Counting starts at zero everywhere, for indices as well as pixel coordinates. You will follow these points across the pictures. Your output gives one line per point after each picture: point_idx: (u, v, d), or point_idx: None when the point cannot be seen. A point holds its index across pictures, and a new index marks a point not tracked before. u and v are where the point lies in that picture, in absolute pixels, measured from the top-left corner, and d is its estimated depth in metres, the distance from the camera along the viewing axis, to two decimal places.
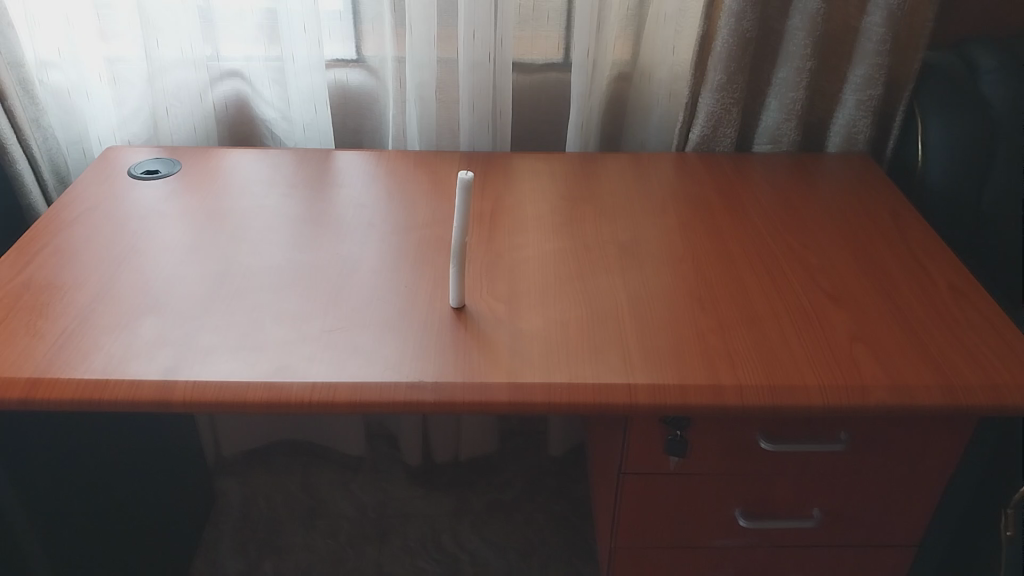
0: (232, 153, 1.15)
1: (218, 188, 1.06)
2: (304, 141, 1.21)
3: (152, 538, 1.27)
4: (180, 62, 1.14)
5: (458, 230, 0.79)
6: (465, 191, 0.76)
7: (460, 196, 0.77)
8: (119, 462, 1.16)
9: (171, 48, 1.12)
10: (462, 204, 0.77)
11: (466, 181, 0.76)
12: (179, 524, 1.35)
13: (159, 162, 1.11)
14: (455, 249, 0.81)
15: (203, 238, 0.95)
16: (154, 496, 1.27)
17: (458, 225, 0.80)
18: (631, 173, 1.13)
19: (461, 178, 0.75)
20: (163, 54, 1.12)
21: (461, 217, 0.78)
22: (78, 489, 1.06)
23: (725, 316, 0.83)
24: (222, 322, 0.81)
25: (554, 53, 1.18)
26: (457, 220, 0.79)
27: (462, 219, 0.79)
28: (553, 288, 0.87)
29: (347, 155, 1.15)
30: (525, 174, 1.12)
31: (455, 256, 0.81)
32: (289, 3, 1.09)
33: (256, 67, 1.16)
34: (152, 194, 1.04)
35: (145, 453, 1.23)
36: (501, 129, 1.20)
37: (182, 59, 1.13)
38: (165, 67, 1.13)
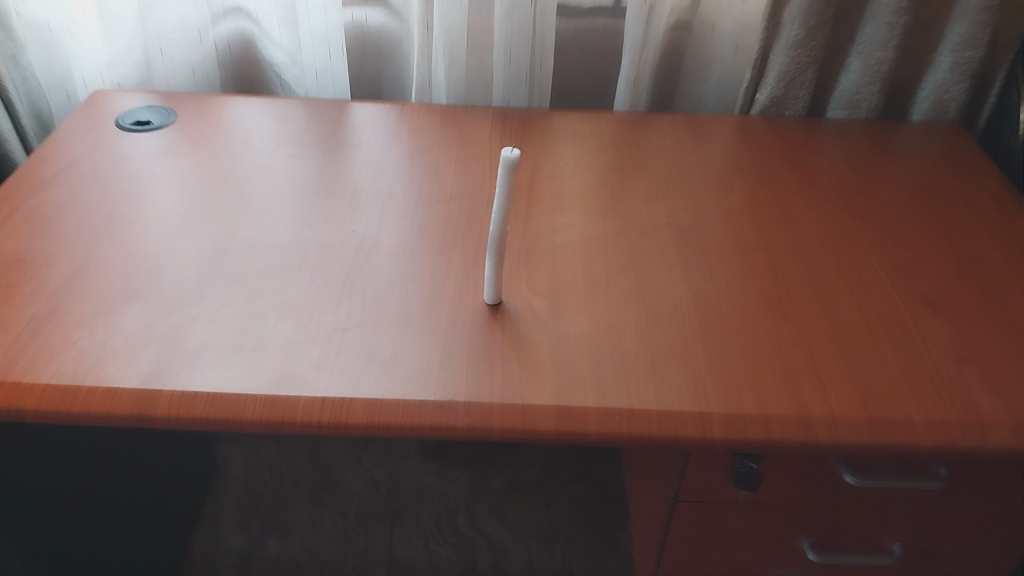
0: (235, 101, 1.02)
1: (219, 145, 0.93)
2: (317, 90, 1.07)
3: (157, 538, 1.20)
4: None
5: (498, 217, 0.66)
6: (509, 170, 0.62)
7: (500, 177, 0.63)
8: (133, 460, 1.13)
9: None
10: (504, 186, 0.64)
11: (508, 160, 0.61)
12: (180, 508, 1.27)
13: (151, 112, 0.97)
14: (492, 237, 0.68)
15: (199, 205, 0.83)
16: (163, 498, 1.22)
17: (496, 209, 0.66)
18: (689, 138, 0.99)
19: (506, 156, 0.61)
20: None
21: (500, 201, 0.65)
22: (57, 488, 0.95)
23: (808, 323, 0.71)
24: (217, 314, 0.69)
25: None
26: (496, 205, 0.65)
27: (502, 203, 0.65)
28: (605, 281, 0.74)
29: (365, 108, 1.01)
30: (568, 137, 0.98)
31: (491, 244, 0.68)
32: None
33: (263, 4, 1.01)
34: (143, 149, 0.91)
35: (162, 459, 1.21)
36: (540, 85, 1.05)
37: None
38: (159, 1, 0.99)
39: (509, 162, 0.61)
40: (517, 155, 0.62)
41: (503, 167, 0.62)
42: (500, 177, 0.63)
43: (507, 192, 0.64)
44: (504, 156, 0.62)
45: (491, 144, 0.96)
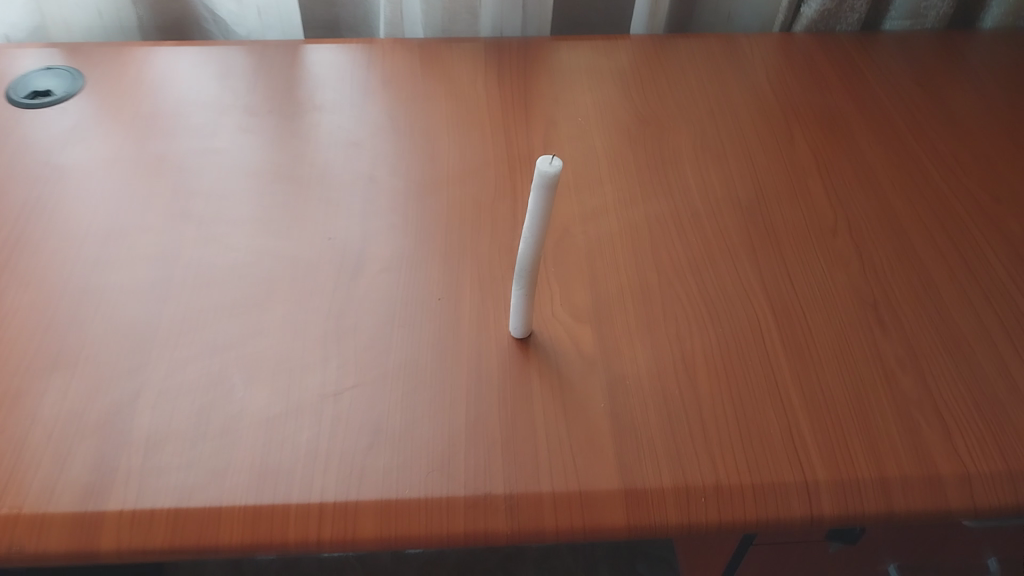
0: (160, 52, 0.80)
1: (143, 117, 0.73)
2: (261, 28, 0.86)
3: None
4: None
5: (532, 241, 0.49)
6: (547, 187, 0.45)
7: (532, 195, 0.47)
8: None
9: None
10: (538, 207, 0.47)
11: (544, 175, 0.45)
12: None
13: (53, 76, 0.77)
14: (521, 261, 0.51)
15: (126, 212, 0.64)
16: None
17: (526, 232, 0.49)
18: (728, 71, 0.81)
19: (546, 166, 0.45)
20: None
21: (531, 224, 0.48)
22: None
23: (915, 332, 0.56)
24: (165, 386, 0.53)
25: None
26: (526, 228, 0.48)
27: (534, 224, 0.48)
28: (654, 292, 0.59)
29: (326, 50, 0.81)
30: (582, 79, 0.79)
31: (518, 271, 0.52)
32: None
33: None
34: (46, 133, 0.71)
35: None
36: (539, 10, 0.85)
37: None
38: None
39: (545, 179, 0.45)
40: (558, 166, 0.45)
41: (537, 184, 0.45)
42: (533, 198, 0.46)
43: (544, 213, 0.47)
44: (538, 168, 0.45)
45: (489, 94, 0.77)
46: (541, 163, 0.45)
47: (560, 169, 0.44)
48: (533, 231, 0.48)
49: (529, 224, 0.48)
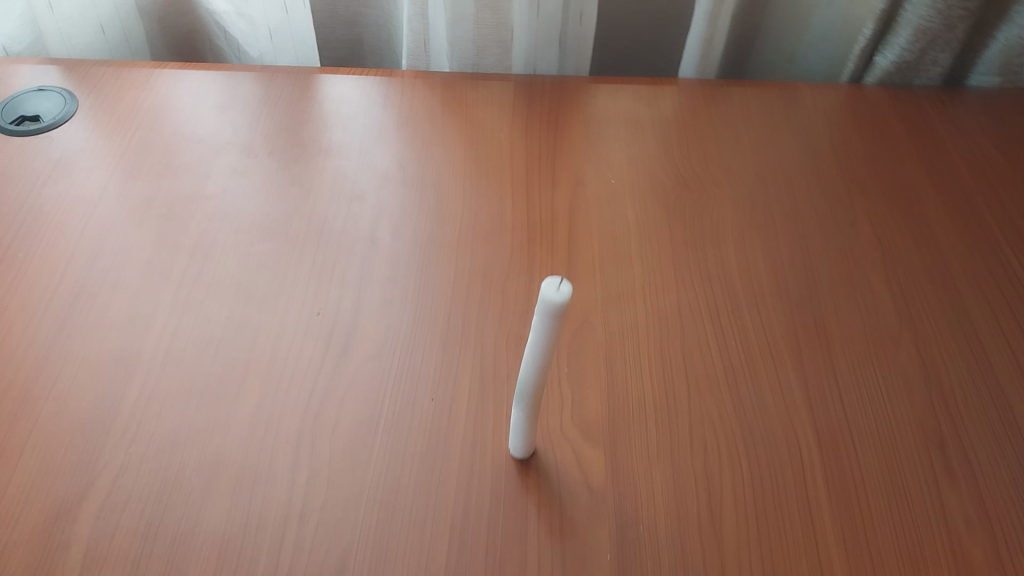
0: (165, 75, 0.74)
1: (135, 150, 0.66)
2: (272, 51, 0.79)
3: None
4: None
5: (537, 368, 0.41)
6: (552, 316, 0.37)
7: (533, 321, 0.39)
8: None
9: None
10: (541, 336, 0.39)
11: (549, 303, 0.37)
12: None
13: (46, 99, 0.71)
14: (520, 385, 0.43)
15: (99, 264, 0.57)
16: None
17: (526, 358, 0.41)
18: (783, 130, 0.72)
19: (555, 289, 0.37)
20: None
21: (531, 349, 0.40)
22: None
23: (988, 484, 0.49)
24: (115, 490, 0.47)
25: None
26: (525, 353, 0.40)
27: (535, 350, 0.40)
28: (674, 413, 0.52)
29: (342, 80, 0.73)
30: (619, 131, 0.70)
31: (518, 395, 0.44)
32: None
33: None
34: (29, 166, 0.65)
35: None
36: (577, 46, 0.77)
37: None
38: None
39: (549, 308, 0.37)
40: (568, 293, 0.36)
41: (539, 312, 0.37)
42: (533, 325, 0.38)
43: (545, 340, 0.39)
44: (543, 293, 0.37)
45: (514, 143, 0.69)
46: (547, 286, 0.37)
47: (569, 298, 0.36)
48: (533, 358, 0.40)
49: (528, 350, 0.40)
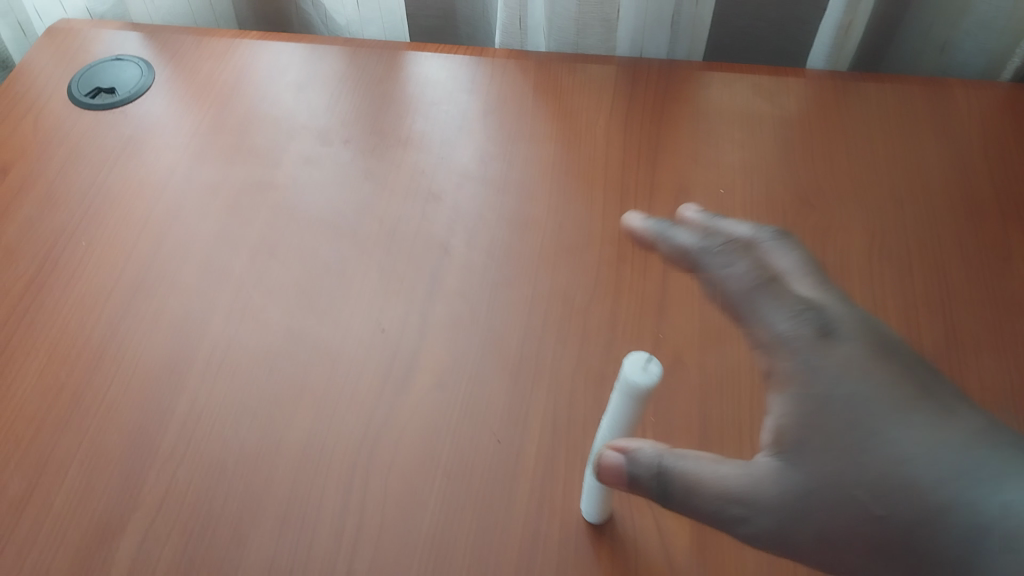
0: (246, 44, 0.70)
1: (207, 129, 0.63)
2: (359, 21, 0.73)
3: None
4: None
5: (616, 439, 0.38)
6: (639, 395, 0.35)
7: (616, 395, 0.37)
8: None
9: None
10: (624, 411, 0.36)
11: (634, 383, 0.34)
12: None
13: (124, 69, 0.68)
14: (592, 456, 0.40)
15: (159, 257, 0.55)
16: None
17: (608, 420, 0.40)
18: (927, 135, 0.62)
19: (642, 367, 0.34)
20: None
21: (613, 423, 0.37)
22: None
23: None
24: (159, 518, 0.44)
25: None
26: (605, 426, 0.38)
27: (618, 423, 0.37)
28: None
29: (431, 59, 0.67)
30: (733, 129, 0.62)
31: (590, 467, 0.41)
32: None
33: None
34: (101, 143, 0.62)
35: None
36: (691, 26, 0.69)
37: None
38: None
39: (634, 389, 0.35)
40: (655, 375, 0.34)
41: (623, 389, 0.35)
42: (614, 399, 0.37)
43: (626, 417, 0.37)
44: (629, 370, 0.35)
45: (611, 140, 0.61)
46: (633, 363, 0.35)
47: (657, 379, 0.34)
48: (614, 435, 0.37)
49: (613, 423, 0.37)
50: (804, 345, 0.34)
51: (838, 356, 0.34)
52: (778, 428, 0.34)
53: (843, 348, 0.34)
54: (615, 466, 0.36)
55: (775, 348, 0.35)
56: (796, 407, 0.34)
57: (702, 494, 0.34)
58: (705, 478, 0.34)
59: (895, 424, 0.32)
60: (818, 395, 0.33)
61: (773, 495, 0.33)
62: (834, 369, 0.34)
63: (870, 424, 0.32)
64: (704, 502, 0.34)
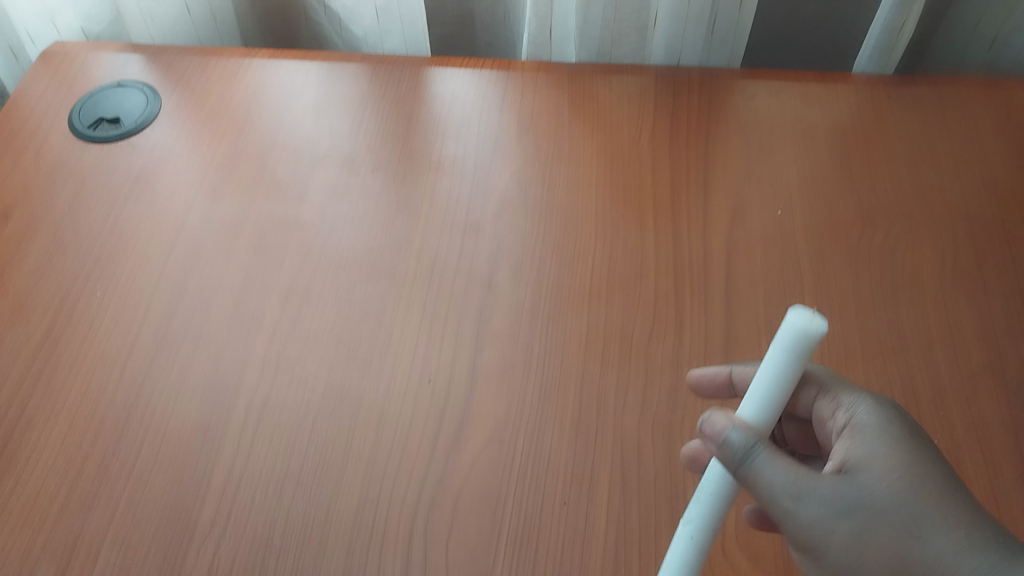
0: (259, 65, 0.65)
1: (223, 161, 0.59)
2: (378, 32, 0.68)
3: None
4: None
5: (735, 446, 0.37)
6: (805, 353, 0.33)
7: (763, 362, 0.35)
8: None
9: None
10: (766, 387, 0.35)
11: (798, 336, 0.33)
12: None
13: (128, 96, 0.63)
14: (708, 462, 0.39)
15: (184, 306, 0.51)
16: None
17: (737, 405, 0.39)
18: (993, 144, 0.59)
19: (805, 320, 0.32)
20: None
21: (752, 401, 0.35)
22: None
23: None
24: None
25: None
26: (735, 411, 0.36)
27: (758, 405, 0.35)
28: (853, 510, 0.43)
29: (458, 79, 0.64)
30: (786, 143, 0.59)
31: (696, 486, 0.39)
32: None
33: None
34: (109, 179, 0.58)
35: None
36: (731, 31, 0.64)
37: None
38: None
39: (798, 342, 0.33)
40: (821, 326, 0.32)
41: (786, 345, 0.33)
42: (764, 366, 0.34)
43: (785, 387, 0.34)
44: (791, 321, 0.33)
45: (655, 159, 0.58)
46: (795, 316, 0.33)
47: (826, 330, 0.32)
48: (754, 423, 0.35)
49: (761, 398, 0.35)
50: (885, 409, 0.37)
51: (905, 424, 0.37)
52: (847, 453, 0.36)
53: (899, 412, 0.37)
54: (716, 432, 0.35)
55: (856, 407, 0.38)
56: (861, 439, 0.36)
57: (768, 482, 0.34)
58: (776, 467, 0.34)
59: (942, 484, 0.34)
60: (888, 439, 0.36)
61: (830, 492, 0.34)
62: (902, 430, 0.36)
63: (923, 470, 0.34)
64: (765, 489, 0.34)
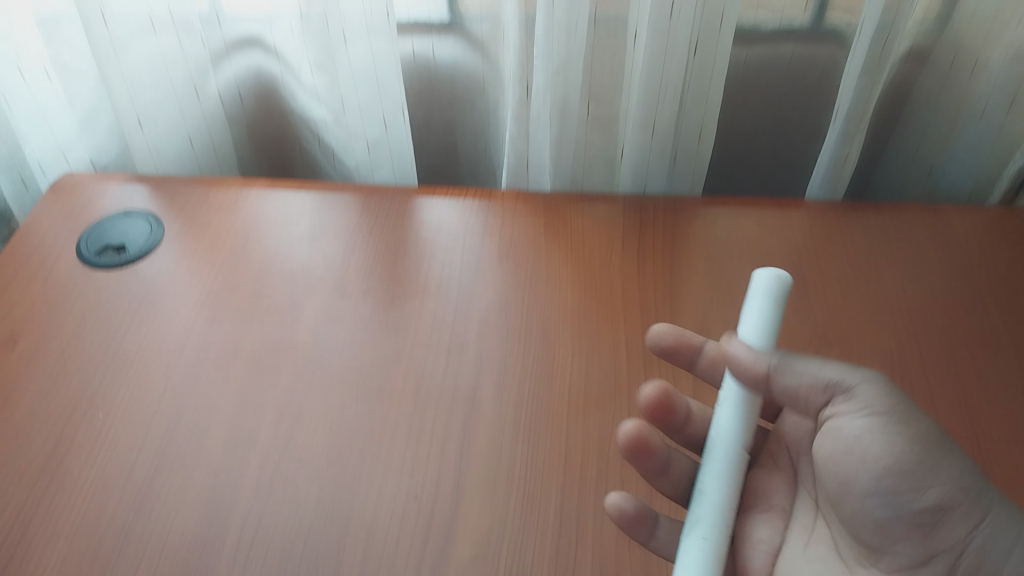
0: (258, 195, 0.70)
1: (223, 285, 0.63)
2: (369, 164, 0.74)
3: None
4: (155, 62, 0.67)
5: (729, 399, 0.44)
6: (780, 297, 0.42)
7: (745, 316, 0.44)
8: None
9: (142, 48, 0.65)
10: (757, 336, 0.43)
11: (771, 284, 0.42)
12: None
13: (134, 225, 0.68)
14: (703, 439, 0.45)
15: (183, 426, 0.54)
16: None
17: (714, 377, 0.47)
18: (933, 260, 0.64)
19: (774, 271, 0.43)
20: (133, 52, 0.65)
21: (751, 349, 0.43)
22: None
23: None
24: None
25: (797, 12, 0.65)
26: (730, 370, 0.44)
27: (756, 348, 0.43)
28: (803, 507, 0.47)
29: (443, 208, 0.69)
30: (741, 266, 0.64)
31: (704, 460, 0.45)
32: None
33: (287, 34, 0.69)
34: (114, 304, 0.62)
35: None
36: (691, 163, 0.71)
37: (158, 55, 0.67)
38: (138, 73, 0.66)
39: (773, 289, 0.42)
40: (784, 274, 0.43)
41: (764, 293, 0.42)
42: (749, 318, 0.43)
43: (772, 327, 0.43)
44: (761, 278, 0.43)
45: (626, 281, 0.63)
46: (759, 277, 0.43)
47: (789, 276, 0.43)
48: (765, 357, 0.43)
49: (755, 343, 0.43)
50: None
51: None
52: None
53: None
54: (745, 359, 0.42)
55: None
56: None
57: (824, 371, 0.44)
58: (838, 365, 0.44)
59: None
60: None
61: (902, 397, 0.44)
62: None
63: None
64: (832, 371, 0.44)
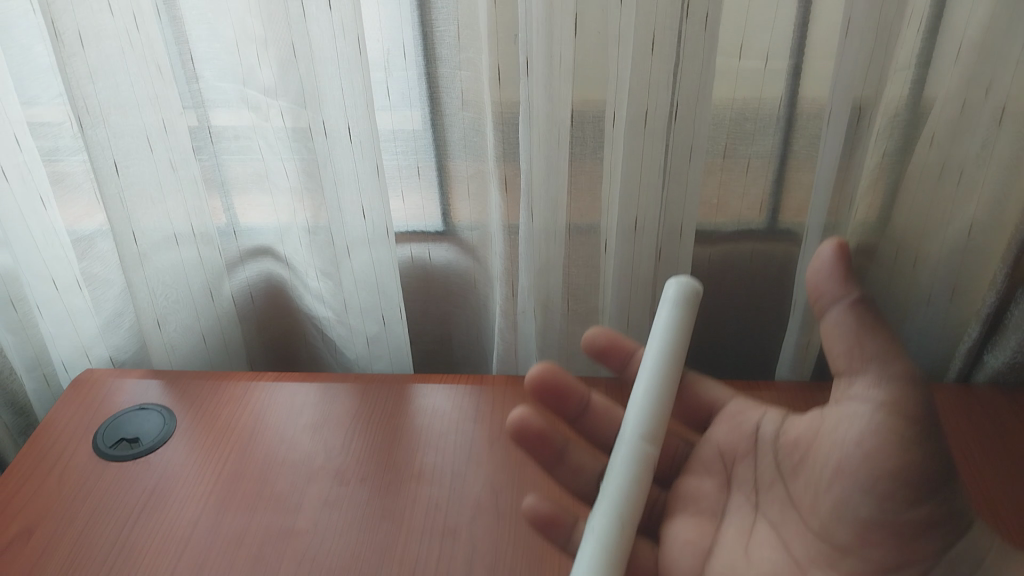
0: (264, 390, 0.76)
1: (228, 477, 0.67)
2: (368, 356, 0.80)
3: None
4: (178, 270, 0.74)
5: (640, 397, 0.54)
6: (683, 302, 0.56)
7: (658, 322, 0.57)
8: None
9: (167, 258, 0.73)
10: (665, 338, 0.56)
11: (678, 287, 0.57)
12: None
13: (149, 419, 0.73)
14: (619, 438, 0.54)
15: None
16: None
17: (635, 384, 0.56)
18: None
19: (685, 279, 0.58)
20: (156, 262, 0.72)
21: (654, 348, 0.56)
22: None
23: None
24: None
25: (752, 216, 0.73)
26: (646, 370, 0.55)
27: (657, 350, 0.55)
28: (734, 512, 0.56)
29: (436, 397, 0.74)
30: None
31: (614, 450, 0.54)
32: (339, 160, 0.66)
33: (296, 247, 0.77)
34: (125, 497, 0.65)
35: None
36: None
37: (180, 265, 0.74)
38: (162, 280, 0.73)
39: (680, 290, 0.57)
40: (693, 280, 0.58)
41: (671, 296, 0.57)
42: (658, 321, 0.57)
43: (671, 331, 0.56)
44: (675, 282, 0.58)
45: None
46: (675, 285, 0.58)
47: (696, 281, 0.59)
48: (658, 360, 0.55)
49: (656, 347, 0.56)
50: None
51: None
52: None
53: None
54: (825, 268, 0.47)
55: None
56: None
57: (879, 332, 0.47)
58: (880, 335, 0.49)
59: None
60: None
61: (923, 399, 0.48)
62: None
63: None
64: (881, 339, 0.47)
